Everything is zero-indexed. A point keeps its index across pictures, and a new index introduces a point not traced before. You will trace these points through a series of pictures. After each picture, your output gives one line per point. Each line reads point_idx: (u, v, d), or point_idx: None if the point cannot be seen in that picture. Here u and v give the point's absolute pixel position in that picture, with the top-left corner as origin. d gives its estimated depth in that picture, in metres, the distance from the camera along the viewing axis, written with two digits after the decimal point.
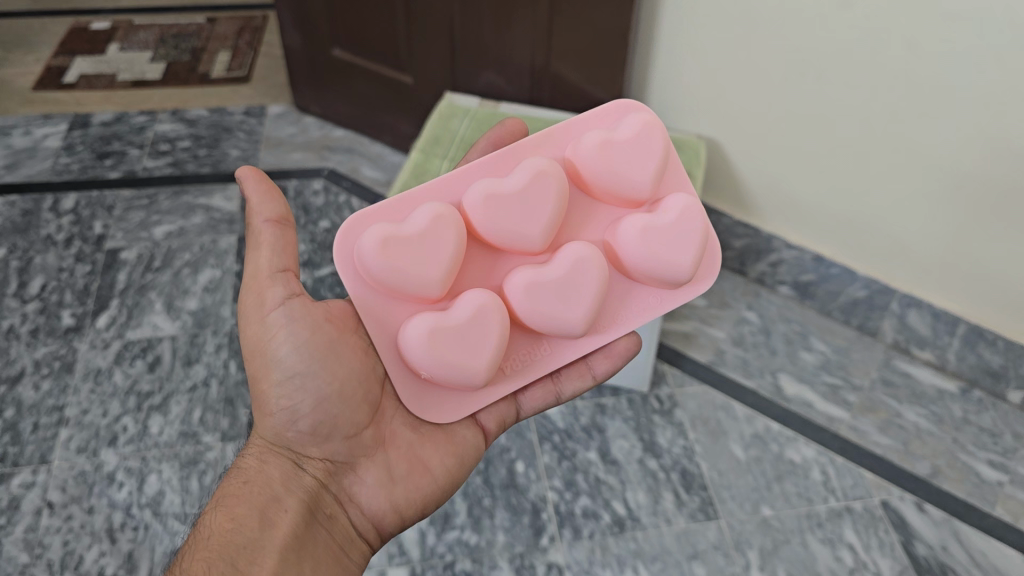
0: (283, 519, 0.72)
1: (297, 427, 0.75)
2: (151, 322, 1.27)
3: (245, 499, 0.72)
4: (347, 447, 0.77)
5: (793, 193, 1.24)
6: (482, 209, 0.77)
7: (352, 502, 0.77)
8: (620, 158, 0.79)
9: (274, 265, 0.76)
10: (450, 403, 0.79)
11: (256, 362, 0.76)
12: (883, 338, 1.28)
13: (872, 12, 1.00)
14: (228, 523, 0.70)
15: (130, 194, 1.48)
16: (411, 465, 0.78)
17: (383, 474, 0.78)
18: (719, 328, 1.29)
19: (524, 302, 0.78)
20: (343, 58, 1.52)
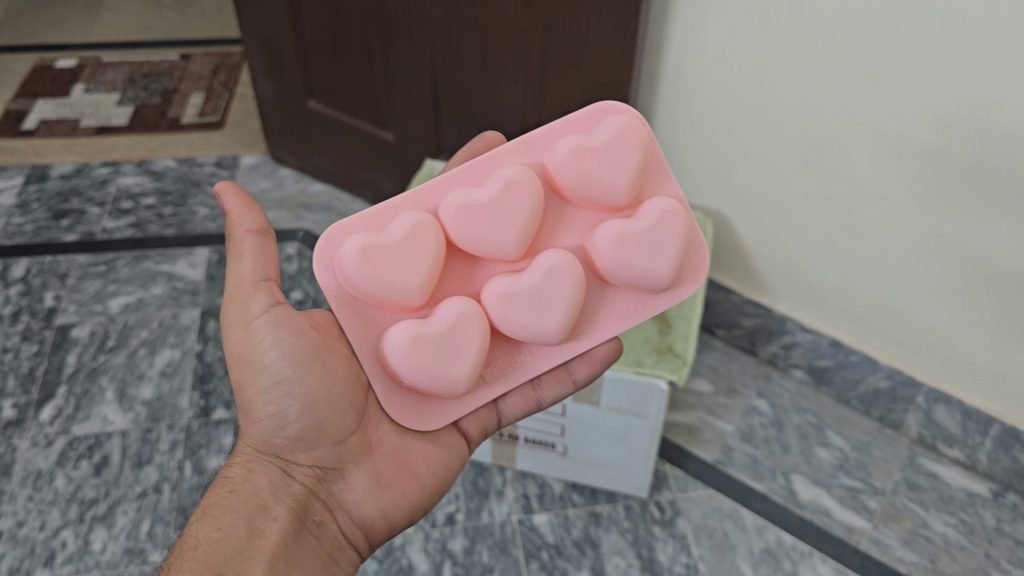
0: (272, 529, 0.65)
1: (285, 433, 0.68)
2: (100, 414, 1.18)
3: (233, 510, 0.65)
4: (336, 453, 0.69)
5: (807, 274, 1.12)
6: (456, 216, 0.67)
7: (339, 511, 0.70)
8: (596, 157, 0.68)
9: (257, 275, 0.69)
10: (424, 413, 0.71)
11: (240, 368, 0.69)
12: (907, 431, 1.15)
13: (899, 87, 0.90)
14: (215, 536, 0.63)
15: (87, 259, 1.39)
16: (400, 472, 0.71)
17: (370, 480, 0.70)
18: (726, 420, 1.18)
19: (500, 313, 0.69)
20: (320, 111, 1.40)
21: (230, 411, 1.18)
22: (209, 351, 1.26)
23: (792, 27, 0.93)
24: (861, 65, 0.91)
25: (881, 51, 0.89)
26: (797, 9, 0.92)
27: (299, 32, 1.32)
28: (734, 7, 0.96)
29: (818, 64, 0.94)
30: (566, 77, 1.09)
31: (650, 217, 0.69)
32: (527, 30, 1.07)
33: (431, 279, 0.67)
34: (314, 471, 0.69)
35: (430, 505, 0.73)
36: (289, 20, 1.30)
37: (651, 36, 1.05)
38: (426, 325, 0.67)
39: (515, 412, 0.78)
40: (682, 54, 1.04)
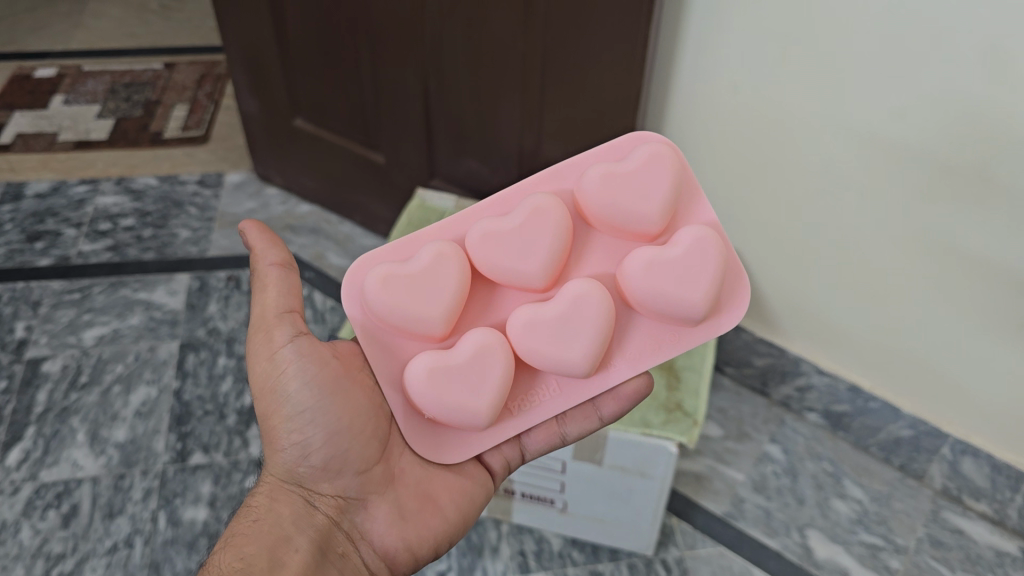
0: (297, 557, 0.61)
1: (309, 462, 0.65)
2: (70, 458, 1.11)
3: (257, 537, 0.61)
4: (358, 484, 0.66)
5: (827, 316, 1.04)
6: (480, 245, 0.64)
7: (360, 544, 0.66)
8: (625, 182, 0.64)
9: (282, 306, 0.66)
10: (449, 446, 0.67)
11: (263, 400, 0.66)
12: (930, 482, 1.08)
13: (927, 125, 0.82)
14: (240, 560, 0.59)
15: (61, 286, 1.32)
16: (423, 503, 0.68)
17: (393, 512, 0.67)
18: (737, 468, 1.10)
19: (522, 342, 0.65)
20: (306, 129, 1.33)
21: (208, 455, 1.11)
22: (187, 389, 1.19)
23: (810, 58, 0.86)
24: (886, 101, 0.84)
25: (909, 87, 0.81)
26: (816, 40, 0.84)
27: (283, 45, 1.25)
28: (748, 35, 0.88)
29: (840, 99, 0.87)
30: (565, 107, 1.01)
31: (683, 245, 0.64)
32: (526, 53, 1.00)
33: (454, 308, 0.64)
34: (336, 502, 0.66)
35: (453, 539, 0.70)
36: (273, 33, 1.24)
37: (656, 66, 0.98)
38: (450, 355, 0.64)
39: (538, 448, 0.72)
40: (691, 83, 0.96)
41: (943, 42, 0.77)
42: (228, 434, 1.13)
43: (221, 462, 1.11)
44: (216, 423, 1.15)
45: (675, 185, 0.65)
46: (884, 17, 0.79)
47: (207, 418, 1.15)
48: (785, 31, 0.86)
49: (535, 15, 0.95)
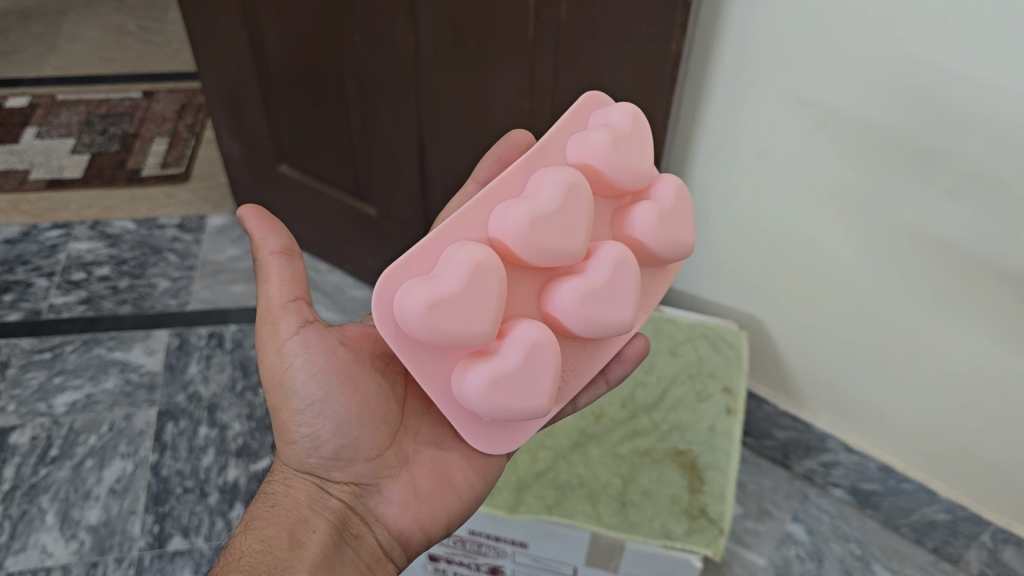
0: (312, 540, 0.56)
1: (319, 453, 0.60)
2: (39, 543, 1.01)
3: (272, 522, 0.56)
4: (371, 468, 0.60)
5: (863, 396, 0.96)
6: (521, 234, 0.56)
7: (376, 525, 0.60)
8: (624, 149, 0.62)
9: (286, 293, 0.61)
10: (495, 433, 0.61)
11: (272, 396, 0.61)
12: (966, 566, 1.00)
13: (982, 211, 0.73)
14: (258, 546, 0.54)
15: (31, 344, 1.24)
16: (435, 483, 0.62)
17: (408, 494, 0.61)
18: (758, 551, 1.03)
19: (576, 320, 0.59)
20: (292, 175, 1.26)
21: (188, 539, 1.01)
22: (165, 462, 1.09)
23: (853, 130, 0.76)
24: (936, 179, 0.74)
25: (963, 166, 0.71)
26: (861, 109, 0.75)
27: (266, 87, 1.16)
28: (779, 101, 0.79)
29: (882, 175, 0.77)
30: None
31: (667, 196, 0.64)
32: (532, 113, 0.91)
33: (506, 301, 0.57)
34: (351, 485, 0.60)
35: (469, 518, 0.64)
36: (255, 77, 1.15)
37: (680, 130, 0.89)
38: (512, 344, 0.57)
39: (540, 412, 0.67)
40: (716, 148, 0.87)
41: (1000, 123, 0.67)
42: (209, 515, 1.04)
43: (202, 547, 1.01)
44: (196, 503, 1.05)
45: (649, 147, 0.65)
46: (936, 90, 0.69)
47: (187, 496, 1.06)
48: (824, 99, 0.76)
49: (542, 75, 0.86)
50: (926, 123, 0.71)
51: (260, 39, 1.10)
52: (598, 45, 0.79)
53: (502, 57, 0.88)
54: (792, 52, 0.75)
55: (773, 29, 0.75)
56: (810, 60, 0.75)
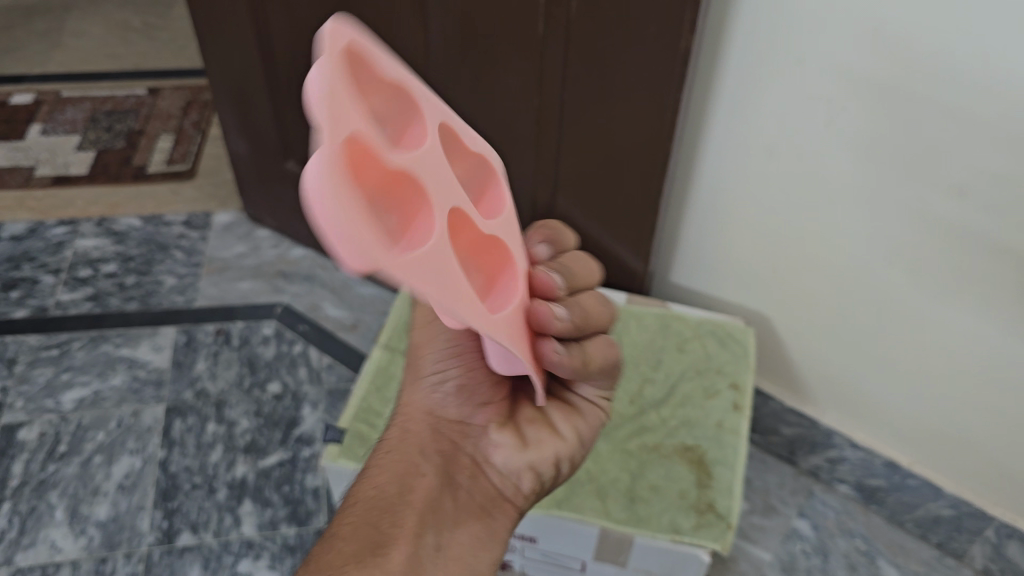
0: (421, 482, 0.55)
1: (444, 390, 0.60)
2: (48, 539, 1.02)
3: (385, 468, 0.56)
4: (483, 410, 0.59)
5: (867, 392, 0.96)
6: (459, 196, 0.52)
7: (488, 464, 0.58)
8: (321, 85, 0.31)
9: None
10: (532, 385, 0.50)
11: (419, 339, 0.64)
12: (971, 561, 1.01)
13: (988, 210, 0.73)
14: (369, 496, 0.55)
15: (38, 341, 1.24)
16: (537, 422, 0.60)
17: (515, 434, 0.59)
18: (764, 547, 1.04)
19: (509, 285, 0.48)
20: (298, 173, 1.27)
21: (196, 535, 1.02)
22: (173, 459, 1.09)
23: (862, 129, 0.77)
24: (944, 177, 0.74)
25: (972, 164, 0.72)
26: (870, 108, 0.75)
27: (273, 85, 1.17)
28: (788, 100, 0.80)
29: (890, 173, 0.78)
30: (594, 167, 0.92)
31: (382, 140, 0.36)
32: (541, 111, 0.91)
33: None
34: (459, 427, 0.59)
35: (577, 460, 0.61)
36: (263, 75, 1.16)
37: (688, 127, 0.89)
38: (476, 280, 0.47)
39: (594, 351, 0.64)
40: (724, 145, 0.88)
41: (1009, 121, 0.68)
42: (217, 511, 1.04)
43: (211, 543, 1.01)
44: (205, 499, 1.05)
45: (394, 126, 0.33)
46: (945, 88, 0.69)
47: (195, 492, 1.06)
48: (833, 98, 0.77)
49: (551, 74, 0.86)
50: (934, 121, 0.72)
51: (267, 37, 1.10)
52: (608, 43, 0.79)
53: (510, 57, 0.88)
54: (802, 51, 0.76)
55: (784, 27, 0.75)
56: (820, 59, 0.75)
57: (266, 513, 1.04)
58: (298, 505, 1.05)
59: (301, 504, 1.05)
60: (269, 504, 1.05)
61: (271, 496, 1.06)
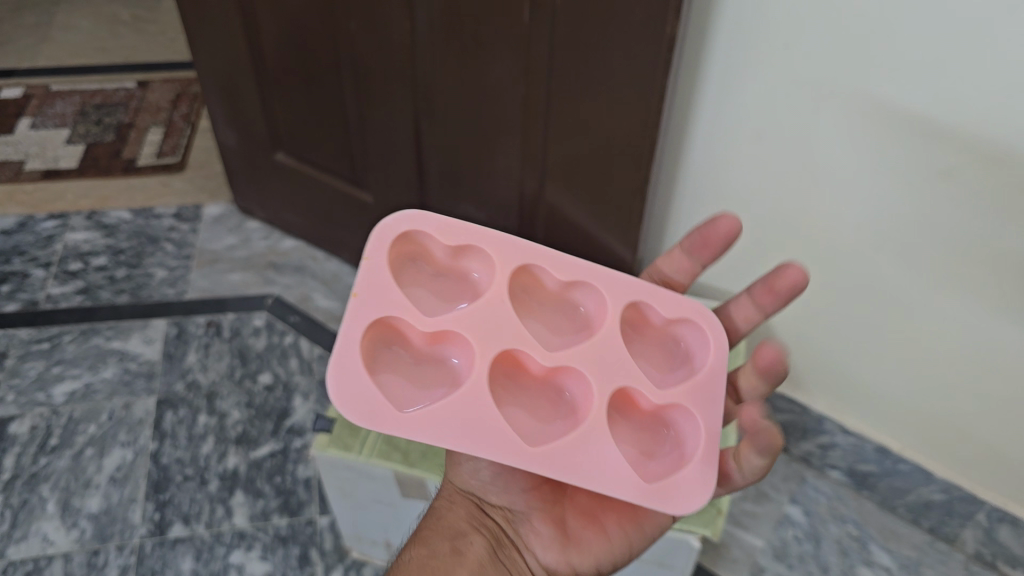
0: (471, 550, 0.59)
1: (479, 476, 0.64)
2: (40, 532, 1.01)
3: (425, 542, 0.60)
4: (525, 498, 0.63)
5: (858, 378, 0.96)
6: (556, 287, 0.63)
7: (526, 550, 0.61)
8: (350, 310, 0.57)
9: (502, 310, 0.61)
10: (684, 484, 0.56)
11: None
12: (962, 546, 1.01)
13: (976, 192, 0.73)
14: (423, 551, 0.58)
15: (29, 334, 1.24)
16: (587, 524, 0.62)
17: (558, 530, 0.62)
18: (756, 533, 1.04)
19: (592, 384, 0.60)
20: (288, 164, 1.27)
21: (188, 527, 1.02)
22: (165, 451, 1.09)
23: (851, 113, 0.77)
24: (932, 160, 0.74)
25: (960, 146, 0.72)
26: (857, 91, 0.75)
27: (260, 75, 1.16)
28: (777, 85, 0.79)
29: (878, 157, 0.78)
30: (581, 154, 0.92)
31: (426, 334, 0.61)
32: (528, 98, 0.91)
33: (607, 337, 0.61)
34: (505, 516, 0.63)
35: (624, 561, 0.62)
36: (250, 65, 1.15)
37: (675, 112, 0.89)
38: (620, 401, 0.62)
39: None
40: (711, 132, 0.88)
41: (997, 102, 0.67)
42: (209, 502, 1.04)
43: (203, 534, 1.01)
44: (197, 490, 1.05)
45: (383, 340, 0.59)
46: (930, 71, 0.69)
47: (187, 484, 1.06)
48: (819, 82, 0.77)
49: (539, 60, 0.86)
50: (920, 104, 0.72)
51: (255, 26, 1.10)
52: (594, 29, 0.79)
53: (497, 44, 0.88)
54: (789, 35, 0.75)
55: (769, 11, 0.75)
56: (808, 42, 0.75)
57: (259, 504, 1.04)
58: (290, 495, 1.05)
59: (293, 495, 1.05)
60: (261, 495, 1.05)
61: (263, 487, 1.06)
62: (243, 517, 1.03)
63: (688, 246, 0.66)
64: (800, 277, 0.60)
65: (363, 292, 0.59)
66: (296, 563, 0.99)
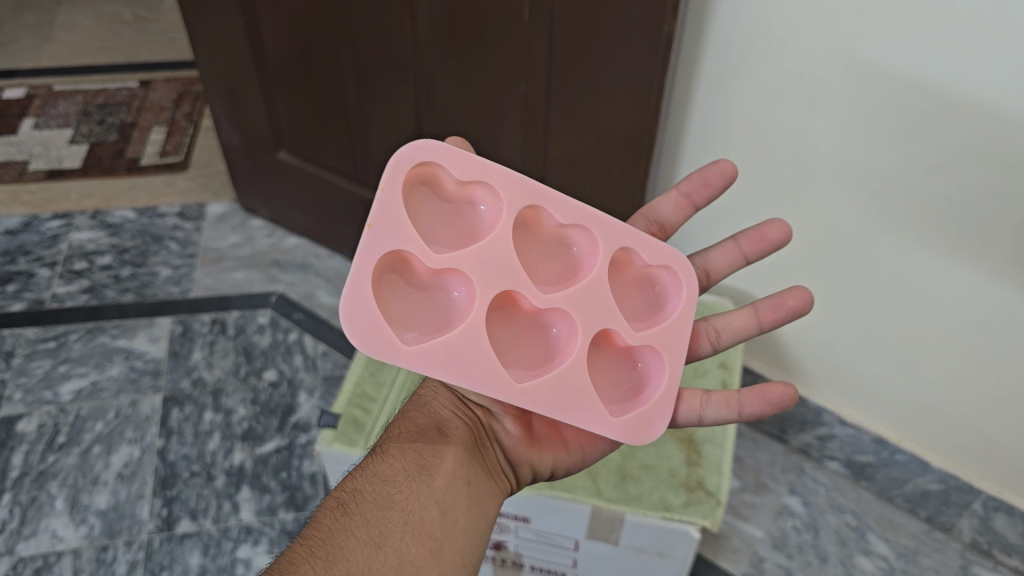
0: (455, 433, 0.59)
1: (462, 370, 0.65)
2: (49, 528, 1.03)
3: (410, 424, 0.60)
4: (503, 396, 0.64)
5: (856, 369, 0.98)
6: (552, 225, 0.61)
7: (497, 444, 0.62)
8: (364, 243, 0.53)
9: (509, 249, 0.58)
10: (636, 425, 0.59)
11: None
12: (959, 535, 1.02)
13: (969, 186, 0.74)
14: (409, 426, 0.60)
15: (35, 333, 1.25)
16: (550, 433, 0.64)
17: (526, 431, 0.63)
18: (756, 523, 1.05)
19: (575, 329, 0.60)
20: (291, 162, 1.29)
21: (196, 522, 1.03)
22: (172, 447, 1.11)
23: (846, 109, 0.78)
24: (924, 155, 0.76)
25: (951, 142, 0.73)
26: (851, 90, 0.76)
27: (263, 75, 1.17)
28: (773, 82, 0.81)
29: (872, 153, 0.79)
30: (580, 150, 0.93)
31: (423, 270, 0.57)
32: (527, 97, 0.92)
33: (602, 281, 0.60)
34: (482, 408, 0.63)
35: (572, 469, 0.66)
36: (252, 65, 1.16)
37: (672, 109, 0.90)
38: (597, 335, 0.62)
39: (733, 338, 0.65)
40: (708, 127, 0.89)
41: (988, 100, 0.69)
42: (216, 498, 1.06)
43: (210, 529, 1.03)
44: (204, 486, 1.07)
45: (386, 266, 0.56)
46: (924, 71, 0.71)
47: (194, 480, 1.07)
48: (814, 80, 0.78)
49: (538, 59, 0.87)
50: (914, 100, 0.73)
51: (257, 26, 1.11)
52: (592, 30, 0.80)
53: (497, 43, 0.89)
54: (784, 32, 0.76)
55: (764, 11, 0.76)
56: (803, 40, 0.76)
57: (265, 499, 1.05)
58: (296, 490, 1.06)
59: (299, 490, 1.06)
60: (267, 490, 1.06)
61: (269, 482, 1.07)
62: (250, 512, 1.05)
63: (686, 190, 0.69)
64: (812, 301, 0.64)
65: (374, 224, 0.54)
66: None
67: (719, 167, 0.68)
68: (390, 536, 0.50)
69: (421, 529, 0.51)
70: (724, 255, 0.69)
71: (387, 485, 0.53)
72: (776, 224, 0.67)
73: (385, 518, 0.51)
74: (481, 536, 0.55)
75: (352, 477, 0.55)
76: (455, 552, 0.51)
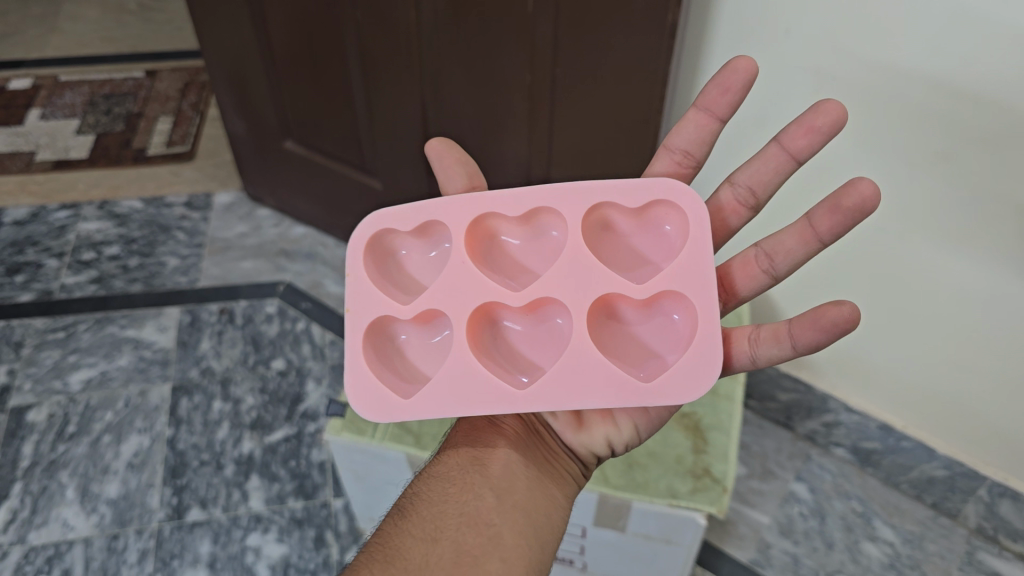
0: (507, 429, 0.61)
1: None
2: (60, 518, 1.04)
3: (467, 426, 0.62)
4: None
5: (862, 357, 0.98)
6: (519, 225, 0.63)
7: (549, 430, 0.63)
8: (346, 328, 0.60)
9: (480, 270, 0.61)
10: (683, 379, 0.55)
11: None
12: (965, 521, 1.02)
13: (976, 174, 0.74)
14: (466, 428, 0.62)
15: (44, 324, 1.26)
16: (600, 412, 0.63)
17: (572, 414, 0.63)
18: (762, 510, 1.06)
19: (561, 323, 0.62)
20: (297, 152, 1.29)
21: (206, 511, 1.04)
22: (181, 437, 1.12)
23: (851, 98, 0.78)
24: (930, 143, 0.76)
25: (956, 131, 0.73)
26: (857, 77, 0.76)
27: (268, 65, 1.17)
28: (778, 71, 0.81)
29: (878, 142, 0.79)
30: (586, 140, 0.93)
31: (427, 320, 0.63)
32: (532, 86, 0.92)
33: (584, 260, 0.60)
34: None
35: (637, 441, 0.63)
36: (258, 54, 1.16)
37: (677, 99, 0.91)
38: (613, 309, 0.62)
39: (789, 261, 0.59)
40: None
41: (994, 86, 0.68)
42: (226, 487, 1.06)
43: (220, 518, 1.03)
44: (213, 475, 1.07)
45: (381, 337, 0.62)
46: (928, 58, 0.70)
47: (204, 469, 1.08)
48: (820, 68, 0.78)
49: (542, 49, 0.87)
50: (919, 88, 0.73)
51: (262, 16, 1.11)
52: (596, 20, 0.80)
53: (501, 33, 0.89)
54: (790, 20, 0.76)
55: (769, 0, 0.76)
56: (809, 28, 0.76)
57: (274, 487, 1.06)
58: (305, 479, 1.07)
59: (308, 478, 1.07)
60: (276, 479, 1.07)
61: (278, 471, 1.08)
62: (261, 500, 1.05)
63: (706, 104, 0.61)
64: (871, 193, 0.53)
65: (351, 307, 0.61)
66: (311, 545, 1.01)
67: (736, 66, 0.58)
68: (445, 526, 0.52)
69: (475, 516, 0.53)
70: (771, 162, 0.60)
71: (442, 484, 0.56)
72: (828, 108, 0.57)
73: (441, 512, 0.53)
74: (545, 522, 0.56)
75: (412, 485, 0.57)
76: (513, 535, 0.53)
